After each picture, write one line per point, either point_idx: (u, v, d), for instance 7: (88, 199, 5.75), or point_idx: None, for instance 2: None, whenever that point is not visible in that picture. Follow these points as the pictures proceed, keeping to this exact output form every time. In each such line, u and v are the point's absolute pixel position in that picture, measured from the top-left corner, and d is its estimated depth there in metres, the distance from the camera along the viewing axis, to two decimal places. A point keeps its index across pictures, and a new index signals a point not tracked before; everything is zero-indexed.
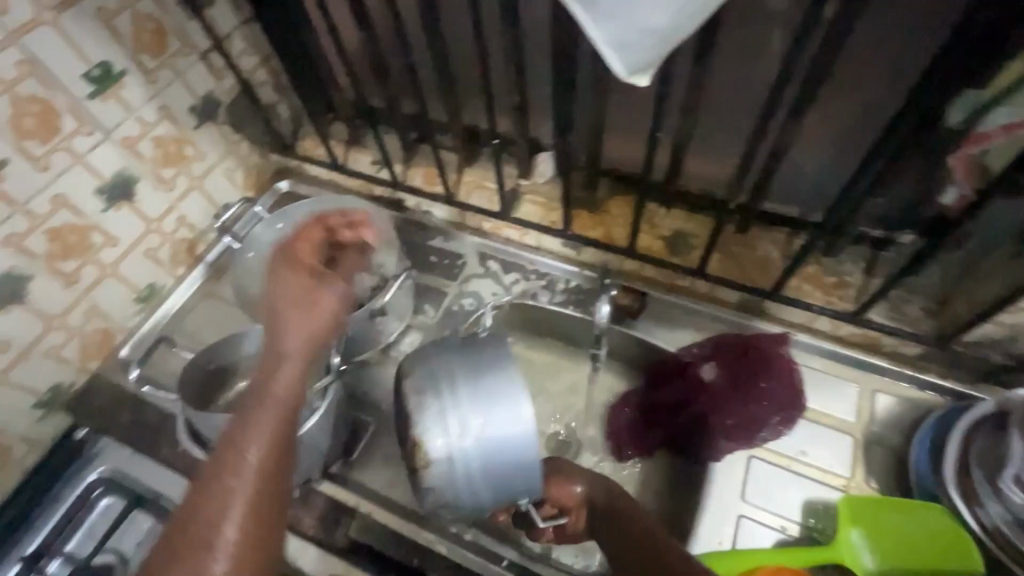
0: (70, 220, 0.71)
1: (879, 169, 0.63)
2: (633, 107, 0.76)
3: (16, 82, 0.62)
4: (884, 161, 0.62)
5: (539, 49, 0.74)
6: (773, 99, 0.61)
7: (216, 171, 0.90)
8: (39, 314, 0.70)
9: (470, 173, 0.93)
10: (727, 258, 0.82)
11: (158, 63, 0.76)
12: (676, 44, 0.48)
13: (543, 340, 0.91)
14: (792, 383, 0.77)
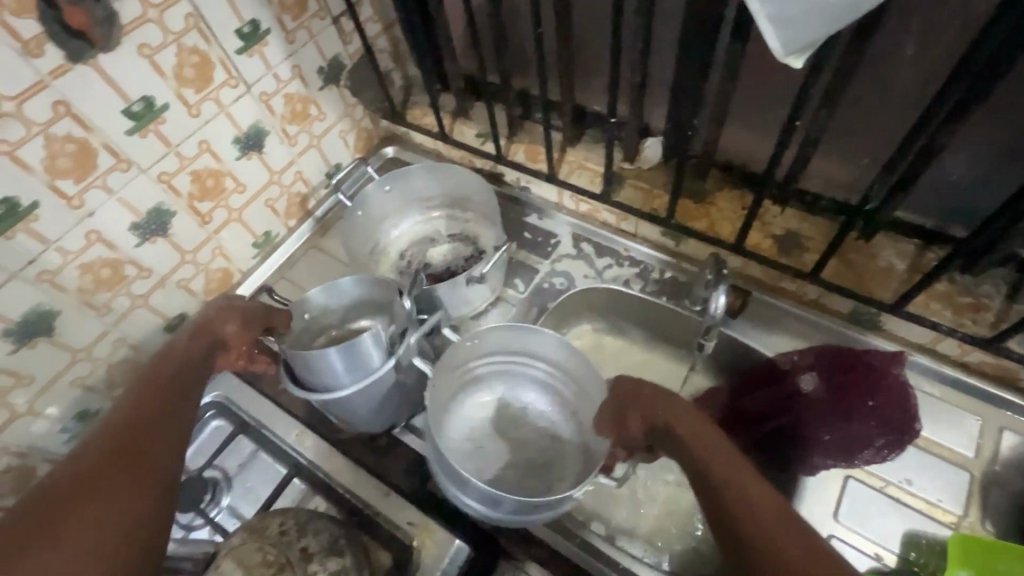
0: (210, 164, 0.78)
1: None
2: (765, 91, 0.68)
3: (182, 34, 0.68)
4: None
5: (666, 22, 0.69)
6: (947, 84, 0.52)
7: (333, 132, 0.96)
8: (177, 247, 0.79)
9: (573, 153, 0.89)
10: (845, 265, 0.72)
11: (297, 25, 0.81)
12: (850, 20, 0.41)
13: (629, 329, 0.89)
14: (907, 403, 0.67)
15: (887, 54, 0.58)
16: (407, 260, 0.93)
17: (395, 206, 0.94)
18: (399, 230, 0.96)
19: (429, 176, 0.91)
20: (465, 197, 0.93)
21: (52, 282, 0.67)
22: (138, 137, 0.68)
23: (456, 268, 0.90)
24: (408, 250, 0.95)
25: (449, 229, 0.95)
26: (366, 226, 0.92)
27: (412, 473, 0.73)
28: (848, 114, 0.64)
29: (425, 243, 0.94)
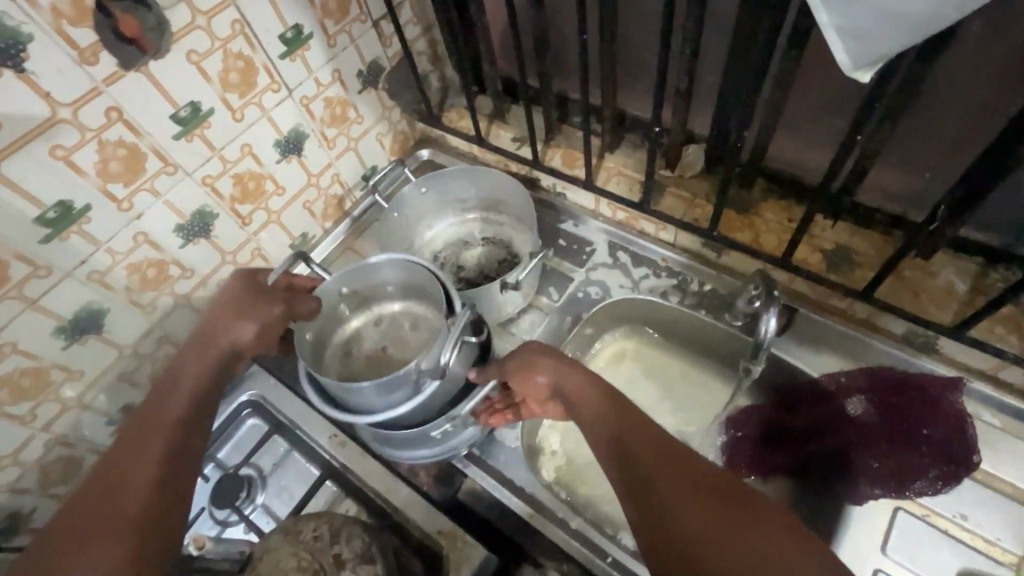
0: (251, 167, 0.79)
1: None
2: (819, 100, 0.65)
3: (228, 40, 0.68)
4: None
5: (716, 28, 0.66)
6: None
7: (370, 134, 0.96)
8: (218, 248, 0.81)
9: (613, 159, 0.87)
10: (900, 285, 0.68)
11: (338, 29, 0.81)
12: (927, 33, 0.39)
13: (664, 340, 0.86)
14: (965, 435, 0.64)
15: (957, 64, 0.54)
16: (440, 262, 0.93)
17: (430, 209, 0.94)
18: (433, 232, 0.96)
19: (467, 178, 0.90)
20: (501, 202, 0.92)
21: (101, 281, 0.69)
22: (184, 141, 0.70)
23: (490, 271, 0.90)
24: (441, 253, 0.94)
25: (484, 232, 0.95)
26: (399, 229, 0.92)
27: (440, 480, 0.73)
28: (910, 125, 0.60)
29: (459, 245, 0.94)
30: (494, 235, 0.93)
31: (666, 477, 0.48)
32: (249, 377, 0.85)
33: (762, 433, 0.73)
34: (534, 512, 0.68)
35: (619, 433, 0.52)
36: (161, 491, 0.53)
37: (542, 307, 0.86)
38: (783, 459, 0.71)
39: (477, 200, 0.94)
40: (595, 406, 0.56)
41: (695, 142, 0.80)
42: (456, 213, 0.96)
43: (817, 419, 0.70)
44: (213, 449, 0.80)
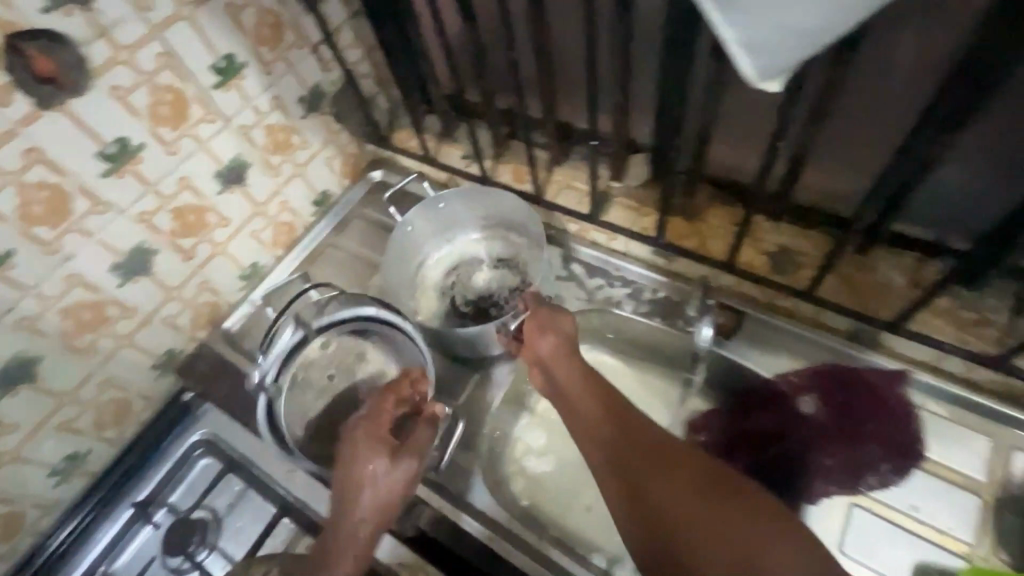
0: (191, 200, 0.78)
1: None
2: (748, 109, 0.67)
3: (155, 73, 0.67)
4: None
5: (646, 42, 0.67)
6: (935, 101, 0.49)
7: (318, 159, 0.95)
8: (160, 285, 0.78)
9: (561, 171, 0.88)
10: (841, 282, 0.69)
11: (275, 56, 0.80)
12: (825, 43, 0.40)
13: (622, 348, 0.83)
14: (910, 429, 0.65)
15: (867, 72, 0.55)
16: (451, 282, 0.86)
17: (440, 227, 0.87)
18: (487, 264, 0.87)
19: (465, 203, 0.85)
20: (519, 223, 0.84)
21: (31, 328, 0.66)
22: (114, 178, 0.68)
23: (497, 298, 0.84)
24: (497, 283, 0.85)
25: (499, 255, 0.88)
26: (400, 256, 0.85)
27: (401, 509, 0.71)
28: (835, 127, 0.62)
29: (474, 266, 0.87)
30: (509, 259, 0.86)
31: (657, 479, 0.58)
32: (201, 415, 0.84)
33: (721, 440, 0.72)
34: (497, 534, 0.67)
35: (642, 443, 0.60)
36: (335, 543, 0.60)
37: None
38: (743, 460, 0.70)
39: (488, 224, 0.87)
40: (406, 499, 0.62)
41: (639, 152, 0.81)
42: (473, 232, 0.89)
43: (772, 420, 0.70)
44: (165, 493, 0.79)
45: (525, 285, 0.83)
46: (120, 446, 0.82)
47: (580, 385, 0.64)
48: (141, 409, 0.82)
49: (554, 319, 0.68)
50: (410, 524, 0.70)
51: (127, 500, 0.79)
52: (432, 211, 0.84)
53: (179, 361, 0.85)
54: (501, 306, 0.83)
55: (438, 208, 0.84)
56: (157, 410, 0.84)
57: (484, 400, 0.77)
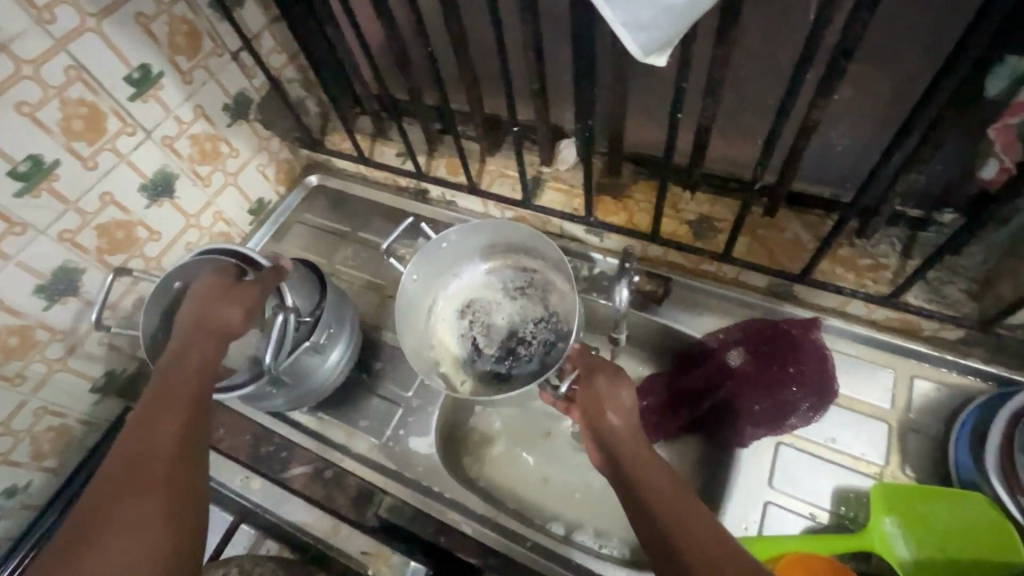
0: (117, 216, 0.76)
1: (913, 147, 0.57)
2: (656, 88, 0.71)
3: (64, 87, 0.66)
4: (920, 138, 0.55)
5: (557, 31, 0.71)
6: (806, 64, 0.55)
7: (250, 166, 0.94)
8: (92, 305, 0.77)
9: (494, 162, 0.91)
10: (755, 242, 0.75)
11: (192, 64, 0.79)
12: (694, 19, 0.44)
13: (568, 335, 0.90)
14: (825, 368, 0.70)
15: (753, 43, 0.61)
16: (467, 322, 0.80)
17: (443, 265, 0.80)
18: (492, 302, 0.81)
19: (471, 236, 0.77)
20: (534, 248, 0.78)
21: None
22: (29, 198, 0.66)
23: (523, 334, 0.78)
24: (507, 321, 0.80)
25: (515, 280, 0.82)
26: (411, 309, 0.78)
27: (360, 502, 0.72)
28: (733, 98, 0.67)
29: (491, 300, 0.81)
30: (526, 287, 0.81)
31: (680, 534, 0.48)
32: None
33: (660, 398, 0.78)
34: (456, 513, 0.69)
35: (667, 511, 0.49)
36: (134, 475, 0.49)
37: None
38: (681, 411, 0.76)
39: (497, 252, 0.81)
40: (184, 373, 0.59)
41: (565, 137, 0.85)
42: (477, 263, 0.82)
43: (702, 375, 0.75)
44: None
45: (547, 320, 0.78)
46: (64, 474, 0.79)
47: (632, 438, 0.56)
48: (83, 434, 0.80)
49: (608, 386, 0.59)
50: (370, 516, 0.71)
51: None
52: (437, 251, 0.77)
53: (119, 382, 0.83)
54: (529, 342, 0.78)
55: (444, 247, 0.77)
56: (101, 433, 0.82)
57: (435, 387, 0.79)
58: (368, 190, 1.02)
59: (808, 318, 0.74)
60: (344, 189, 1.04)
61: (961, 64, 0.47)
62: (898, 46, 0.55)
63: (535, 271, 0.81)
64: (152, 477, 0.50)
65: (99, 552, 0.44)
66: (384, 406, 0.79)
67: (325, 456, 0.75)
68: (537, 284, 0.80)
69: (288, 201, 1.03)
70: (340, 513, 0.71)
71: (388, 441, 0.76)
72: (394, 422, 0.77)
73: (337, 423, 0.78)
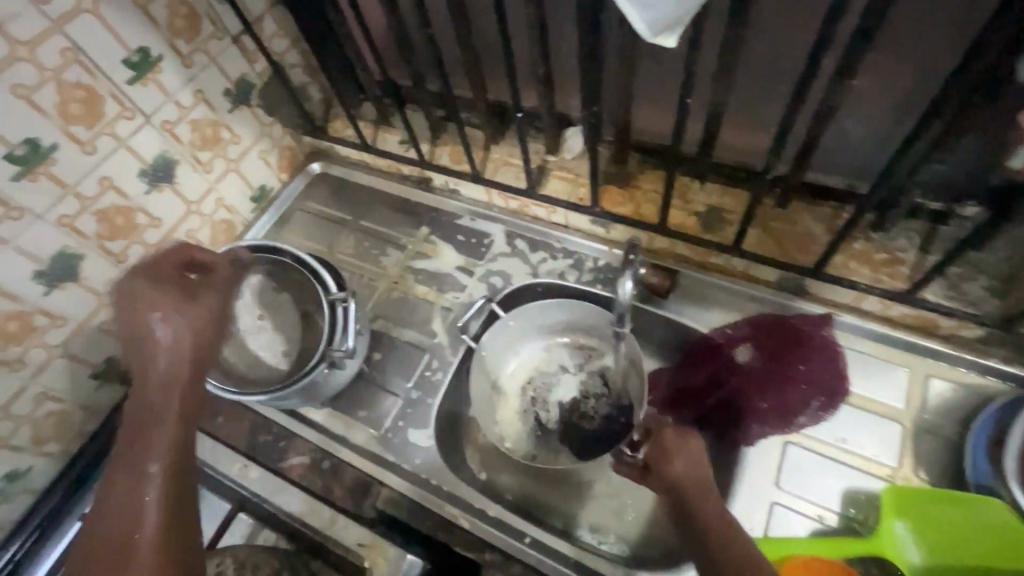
0: (116, 201, 0.75)
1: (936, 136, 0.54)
2: (665, 73, 0.69)
3: (61, 70, 0.65)
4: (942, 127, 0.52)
5: (563, 13, 0.69)
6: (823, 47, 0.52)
7: (252, 153, 0.93)
8: (91, 290, 0.76)
9: (498, 150, 0.89)
10: (765, 234, 0.73)
11: (192, 48, 0.78)
12: None
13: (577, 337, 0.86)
14: (835, 367, 0.69)
15: (766, 26, 0.58)
16: (530, 399, 0.79)
17: (509, 344, 0.80)
18: (554, 382, 0.79)
19: (538, 311, 0.78)
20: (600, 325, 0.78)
21: None
22: (26, 181, 0.65)
23: (585, 409, 0.77)
24: (570, 401, 0.78)
25: (578, 356, 0.81)
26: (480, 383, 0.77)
27: (357, 493, 0.71)
28: (744, 84, 0.64)
29: (552, 376, 0.80)
30: (588, 364, 0.80)
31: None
32: None
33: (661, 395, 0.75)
34: (453, 507, 0.68)
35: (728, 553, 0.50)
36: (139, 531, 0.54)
37: (448, 304, 0.85)
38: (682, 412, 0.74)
39: (561, 330, 0.81)
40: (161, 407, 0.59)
41: (571, 124, 0.83)
42: (541, 339, 0.82)
43: (708, 371, 0.73)
44: None
45: (609, 397, 0.77)
46: (64, 459, 0.79)
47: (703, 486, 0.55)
48: (82, 420, 0.80)
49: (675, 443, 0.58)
50: (367, 507, 0.70)
51: (76, 513, 0.78)
52: (503, 328, 0.77)
53: (119, 369, 0.83)
54: (593, 417, 0.76)
55: (510, 324, 0.78)
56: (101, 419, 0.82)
57: (435, 379, 0.78)
58: (371, 178, 1.01)
59: (820, 314, 0.72)
60: (346, 177, 1.02)
61: (987, 49, 0.45)
62: (920, 27, 0.52)
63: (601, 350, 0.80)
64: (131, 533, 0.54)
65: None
66: (382, 396, 0.77)
67: (322, 446, 0.74)
68: (597, 360, 0.80)
69: (290, 188, 1.02)
70: (337, 505, 0.70)
71: (385, 432, 0.75)
72: (391, 414, 0.76)
73: (334, 413, 0.77)
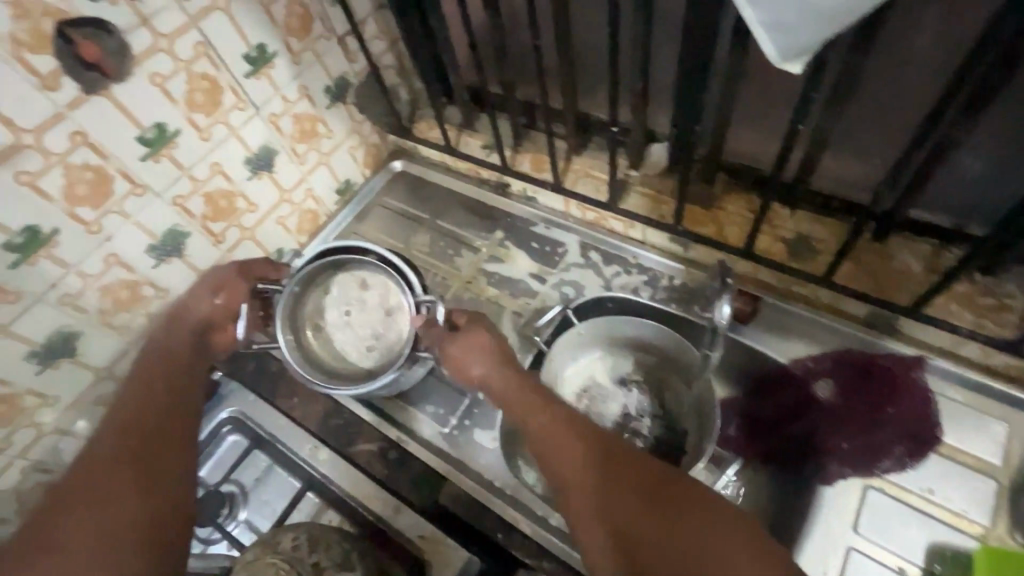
0: (222, 185, 0.81)
1: None
2: (768, 97, 0.68)
3: (192, 61, 0.70)
4: None
5: (667, 31, 0.69)
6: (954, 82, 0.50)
7: (342, 148, 0.98)
8: (192, 267, 0.82)
9: (579, 161, 0.88)
10: (858, 267, 0.70)
11: (303, 46, 0.82)
12: (845, 26, 0.41)
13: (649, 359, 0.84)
14: (927, 412, 0.66)
15: (885, 56, 0.57)
16: (584, 407, 0.79)
17: (570, 352, 0.80)
18: (613, 394, 0.80)
19: (608, 326, 0.78)
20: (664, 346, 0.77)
21: (74, 304, 0.70)
22: (151, 162, 0.71)
23: (637, 426, 0.78)
24: (624, 414, 0.78)
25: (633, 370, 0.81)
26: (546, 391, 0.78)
27: (421, 485, 0.72)
28: (853, 113, 0.63)
29: (606, 390, 0.80)
30: (643, 381, 0.80)
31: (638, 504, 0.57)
32: (228, 394, 0.84)
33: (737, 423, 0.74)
34: (515, 511, 0.69)
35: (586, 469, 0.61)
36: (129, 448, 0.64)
37: (518, 309, 0.86)
38: (761, 441, 0.72)
39: (618, 344, 0.80)
40: (170, 348, 0.73)
41: (655, 141, 0.83)
42: (596, 350, 0.81)
43: (788, 403, 0.71)
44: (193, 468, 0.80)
45: (663, 418, 0.78)
46: None
47: (522, 410, 0.67)
48: None
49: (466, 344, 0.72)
50: (429, 500, 0.71)
51: None
52: (573, 338, 0.79)
53: None
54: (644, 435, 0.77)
55: (578, 333, 0.79)
56: None
57: None
58: (449, 179, 1.03)
59: (912, 356, 0.68)
60: (426, 177, 1.06)
61: None
62: None
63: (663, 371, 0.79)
64: (133, 456, 0.63)
65: (70, 512, 0.58)
66: (450, 393, 0.79)
67: (391, 436, 0.76)
68: (656, 381, 0.79)
69: (372, 183, 1.06)
70: (402, 495, 0.72)
71: (452, 429, 0.77)
72: (459, 412, 0.78)
73: (403, 405, 0.79)
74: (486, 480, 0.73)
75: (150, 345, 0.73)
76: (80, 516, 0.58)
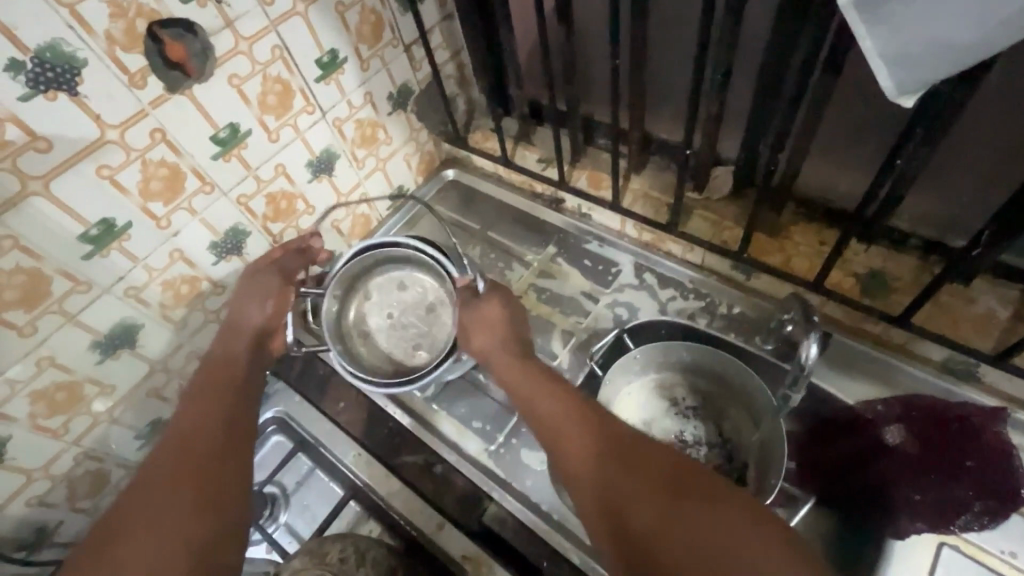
0: (284, 187, 0.81)
1: None
2: (850, 127, 0.66)
3: (268, 64, 0.71)
4: None
5: (748, 55, 0.67)
6: None
7: (398, 155, 0.98)
8: (249, 265, 0.82)
9: (639, 181, 0.88)
10: (936, 309, 0.67)
11: (371, 53, 0.83)
12: (975, 61, 0.38)
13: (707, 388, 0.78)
14: (1011, 472, 0.62)
15: (991, 95, 0.54)
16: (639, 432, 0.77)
17: (625, 375, 0.78)
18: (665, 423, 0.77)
19: (665, 351, 0.77)
20: (722, 375, 0.75)
21: (137, 297, 0.71)
22: (221, 161, 0.72)
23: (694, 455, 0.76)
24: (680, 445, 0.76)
25: (689, 397, 0.79)
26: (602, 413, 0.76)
27: (466, 503, 0.71)
28: (949, 149, 0.60)
29: (661, 415, 0.78)
30: (699, 408, 0.78)
31: (654, 500, 0.51)
32: (273, 394, 0.84)
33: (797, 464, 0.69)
34: (562, 538, 0.67)
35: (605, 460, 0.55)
36: (189, 458, 0.62)
37: (569, 328, 0.85)
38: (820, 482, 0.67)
39: (674, 369, 0.79)
40: (233, 354, 0.73)
41: (722, 163, 0.80)
42: (651, 375, 0.80)
43: (856, 445, 0.67)
44: None
45: (722, 449, 0.75)
46: None
47: (544, 397, 0.63)
48: None
49: (488, 324, 0.72)
50: (474, 519, 0.70)
51: None
52: (628, 361, 0.78)
53: None
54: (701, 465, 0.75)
55: (634, 357, 0.78)
56: None
57: None
58: (502, 191, 1.03)
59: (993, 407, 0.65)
60: (478, 187, 1.05)
61: None
62: None
63: (720, 401, 0.77)
64: (191, 473, 0.61)
65: (129, 526, 0.56)
66: (498, 409, 0.78)
67: (436, 450, 0.75)
68: (714, 410, 0.77)
69: (424, 191, 1.06)
70: (446, 511, 0.71)
71: (499, 447, 0.75)
72: (506, 431, 0.76)
73: (449, 417, 0.78)
74: (532, 502, 0.71)
75: (211, 357, 0.72)
76: (137, 539, 0.55)
